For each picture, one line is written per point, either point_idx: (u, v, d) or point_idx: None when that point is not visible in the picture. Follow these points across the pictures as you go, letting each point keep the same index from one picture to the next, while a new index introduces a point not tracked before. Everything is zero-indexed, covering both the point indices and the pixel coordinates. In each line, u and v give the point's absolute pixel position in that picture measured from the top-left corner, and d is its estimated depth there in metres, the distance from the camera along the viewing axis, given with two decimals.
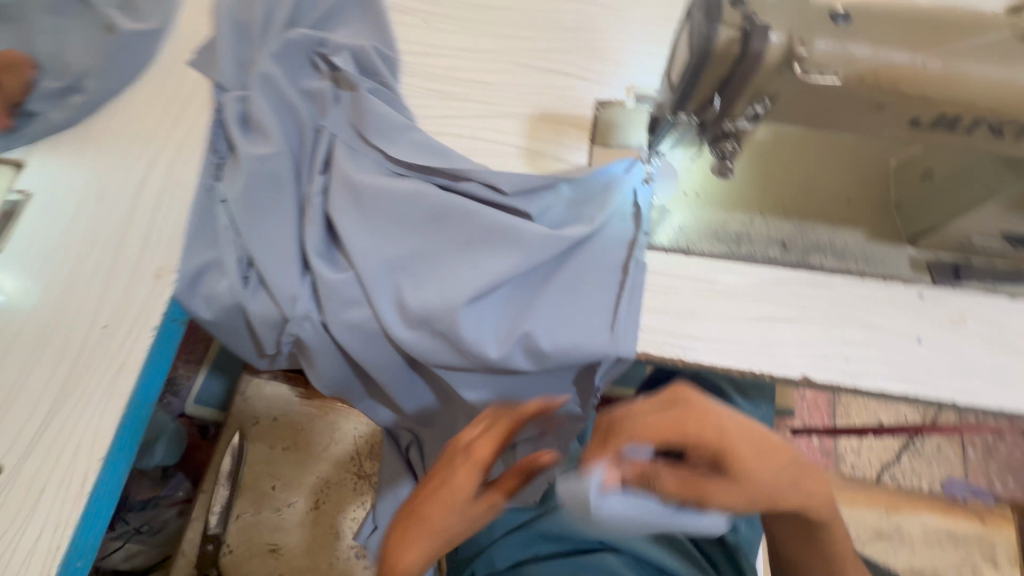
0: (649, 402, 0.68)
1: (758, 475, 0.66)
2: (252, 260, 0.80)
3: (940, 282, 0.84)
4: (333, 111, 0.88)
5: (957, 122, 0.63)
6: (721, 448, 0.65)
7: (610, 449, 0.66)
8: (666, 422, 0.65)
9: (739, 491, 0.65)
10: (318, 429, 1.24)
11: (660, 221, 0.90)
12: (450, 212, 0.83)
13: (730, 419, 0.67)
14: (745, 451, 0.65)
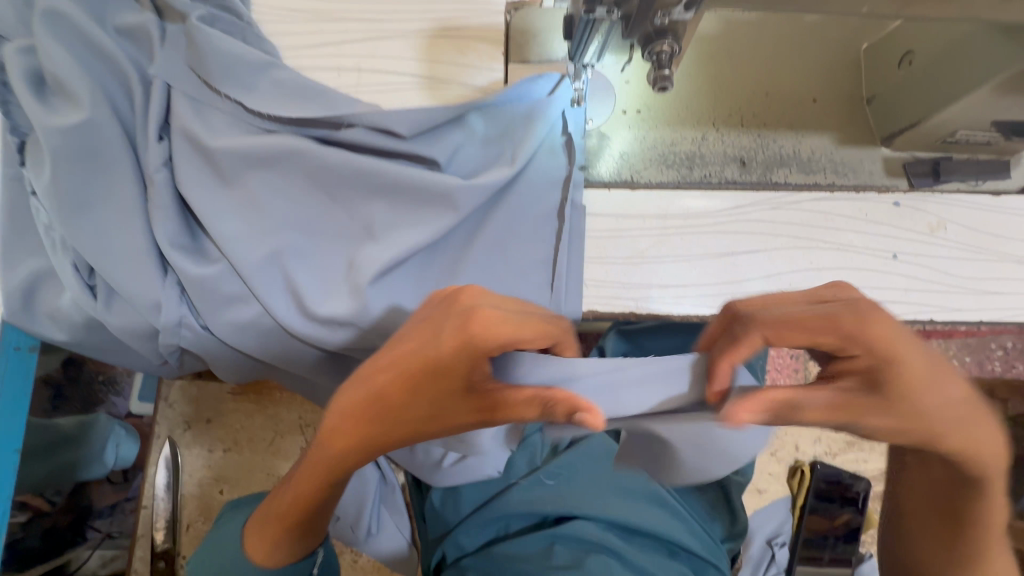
0: (490, 314, 0.45)
1: (925, 398, 0.45)
2: (93, 267, 0.64)
3: (918, 186, 0.73)
4: (163, 55, 0.68)
5: None
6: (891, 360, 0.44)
7: (484, 411, 0.46)
8: (533, 332, 0.45)
9: (902, 417, 0.45)
10: (259, 422, 1.13)
11: (598, 150, 0.74)
12: (336, 169, 0.66)
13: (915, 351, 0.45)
14: (922, 375, 0.44)
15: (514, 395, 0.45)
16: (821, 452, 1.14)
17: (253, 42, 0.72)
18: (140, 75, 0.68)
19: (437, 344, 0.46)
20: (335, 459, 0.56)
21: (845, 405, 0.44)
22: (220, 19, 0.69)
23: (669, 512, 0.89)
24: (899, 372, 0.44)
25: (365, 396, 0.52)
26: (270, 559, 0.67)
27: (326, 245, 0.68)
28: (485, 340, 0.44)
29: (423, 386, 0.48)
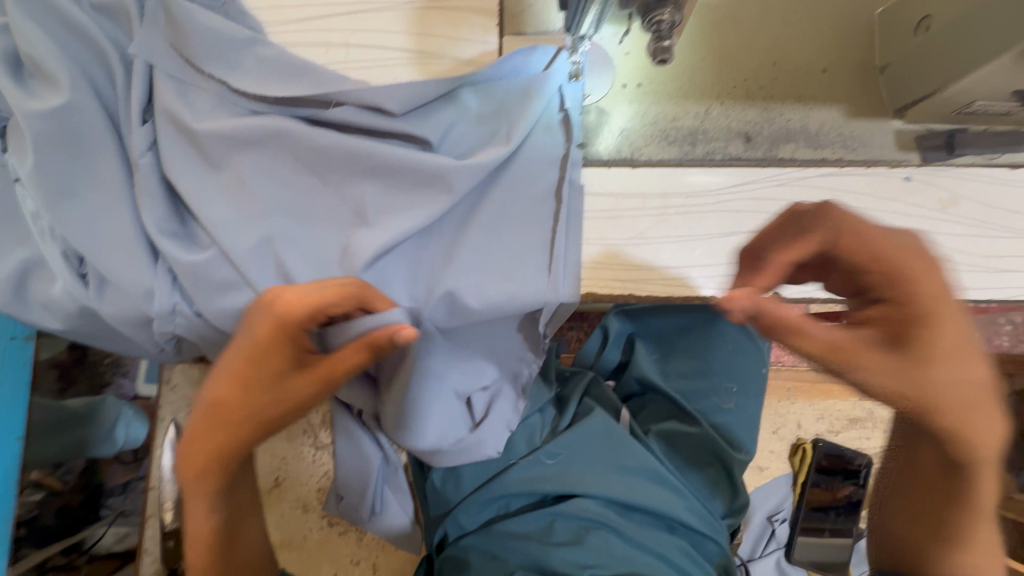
0: (290, 295, 0.55)
1: (943, 373, 0.52)
2: (82, 255, 0.63)
3: (931, 160, 0.70)
4: (141, 32, 0.65)
5: None
6: (931, 306, 0.52)
7: (327, 377, 0.57)
8: (332, 301, 0.55)
9: (905, 376, 0.52)
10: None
11: (597, 126, 0.72)
12: (325, 151, 0.64)
13: (953, 327, 0.52)
14: (946, 348, 0.52)
15: (337, 354, 0.57)
16: (824, 430, 1.14)
17: (235, 17, 0.69)
18: (120, 53, 0.65)
19: (262, 332, 0.55)
20: (213, 469, 0.58)
21: (844, 346, 0.54)
22: None
23: (669, 491, 0.90)
24: (940, 334, 0.52)
25: (214, 402, 0.57)
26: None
27: (317, 230, 0.66)
28: (297, 313, 0.54)
29: (257, 379, 0.56)
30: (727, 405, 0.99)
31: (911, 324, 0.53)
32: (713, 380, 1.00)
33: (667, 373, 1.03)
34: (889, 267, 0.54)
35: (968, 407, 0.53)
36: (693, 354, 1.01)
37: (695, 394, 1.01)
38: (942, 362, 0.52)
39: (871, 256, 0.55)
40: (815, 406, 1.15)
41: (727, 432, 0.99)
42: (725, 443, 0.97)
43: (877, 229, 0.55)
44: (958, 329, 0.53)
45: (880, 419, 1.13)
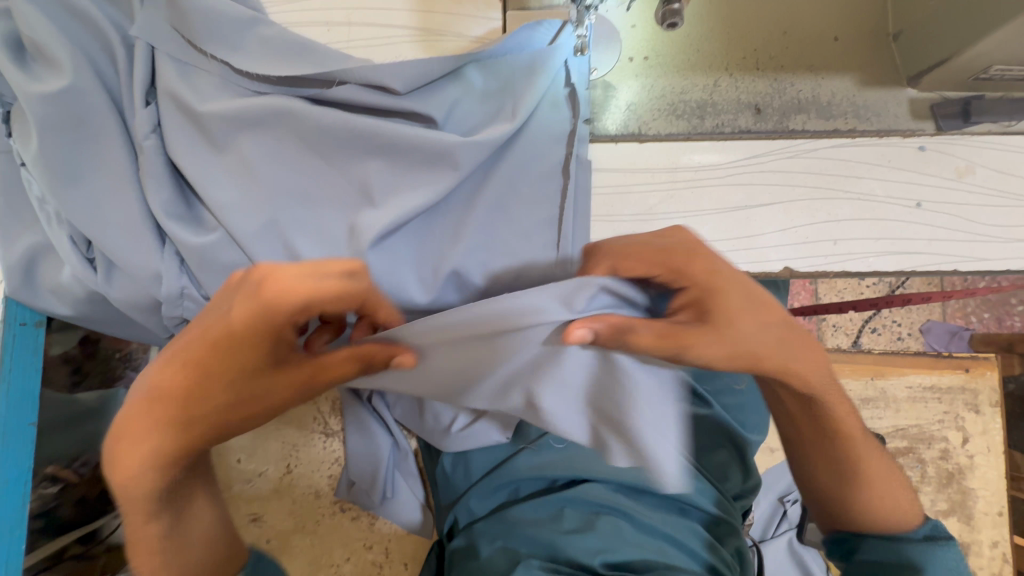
0: (282, 278, 0.48)
1: (753, 329, 0.50)
2: (90, 239, 0.63)
3: (946, 128, 0.69)
4: (144, 15, 0.65)
5: None
6: (709, 285, 0.50)
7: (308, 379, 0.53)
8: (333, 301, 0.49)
9: (727, 341, 0.48)
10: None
11: (603, 102, 0.70)
12: (329, 130, 0.64)
13: (739, 289, 0.51)
14: (733, 304, 0.50)
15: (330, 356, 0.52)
16: None
17: None
18: (122, 36, 0.65)
19: (258, 321, 0.48)
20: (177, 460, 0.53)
21: (675, 328, 0.47)
22: None
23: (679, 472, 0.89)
24: (722, 299, 0.50)
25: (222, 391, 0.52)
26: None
27: (323, 211, 0.66)
28: (290, 304, 0.48)
29: (247, 376, 0.52)
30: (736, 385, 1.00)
31: (706, 299, 0.50)
32: None
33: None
34: (678, 268, 0.51)
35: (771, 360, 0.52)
36: None
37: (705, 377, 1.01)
38: (718, 328, 0.48)
39: (672, 261, 0.51)
40: None
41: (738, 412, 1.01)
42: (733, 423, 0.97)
43: (648, 247, 0.52)
44: (735, 305, 0.50)
45: (892, 398, 1.12)
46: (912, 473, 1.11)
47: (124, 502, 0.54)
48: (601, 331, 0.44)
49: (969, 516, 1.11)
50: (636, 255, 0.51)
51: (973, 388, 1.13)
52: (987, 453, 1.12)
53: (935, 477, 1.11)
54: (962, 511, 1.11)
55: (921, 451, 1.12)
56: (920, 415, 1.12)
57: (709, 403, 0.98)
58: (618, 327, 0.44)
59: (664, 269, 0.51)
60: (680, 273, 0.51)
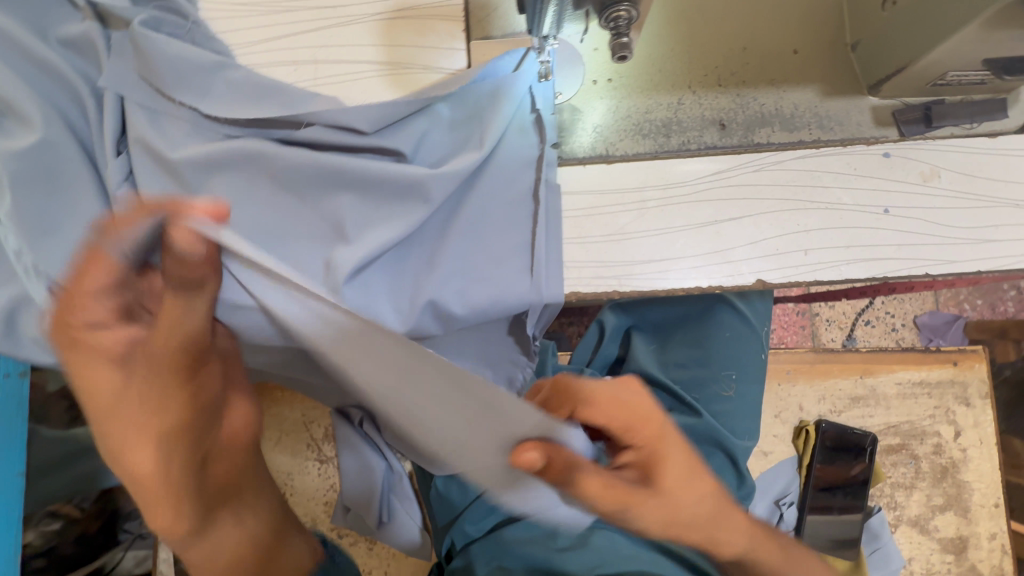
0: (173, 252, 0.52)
1: (689, 507, 0.60)
2: (69, 291, 0.64)
3: (910, 134, 0.69)
4: (110, 64, 0.65)
5: None
6: (654, 450, 0.60)
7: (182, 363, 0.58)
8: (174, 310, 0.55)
9: (660, 509, 0.58)
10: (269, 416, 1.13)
11: (570, 125, 0.71)
12: (299, 170, 0.65)
13: (678, 457, 0.60)
14: (677, 476, 0.60)
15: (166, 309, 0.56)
16: (826, 411, 1.13)
17: (202, 42, 0.70)
18: (92, 89, 0.66)
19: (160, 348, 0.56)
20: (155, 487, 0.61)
21: (622, 488, 0.56)
22: (163, 21, 0.67)
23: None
24: (665, 467, 0.60)
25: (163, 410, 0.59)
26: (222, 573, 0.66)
27: (296, 249, 0.66)
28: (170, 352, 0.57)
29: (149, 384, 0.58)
30: (725, 393, 1.00)
31: (652, 466, 0.60)
32: (712, 367, 1.00)
33: (666, 365, 1.04)
34: (631, 425, 0.60)
35: (710, 525, 0.63)
36: (691, 342, 1.02)
37: (694, 386, 1.01)
38: (658, 497, 0.58)
39: (629, 422, 0.59)
40: (816, 386, 1.14)
41: (729, 420, 1.00)
42: (722, 431, 0.97)
43: (620, 394, 0.60)
44: (672, 463, 0.60)
45: (883, 395, 1.12)
46: (907, 469, 1.12)
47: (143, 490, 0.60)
48: (553, 459, 0.48)
49: (966, 510, 1.11)
50: (602, 409, 0.59)
51: (962, 381, 1.13)
52: (980, 445, 1.12)
53: (929, 472, 1.11)
54: (958, 505, 1.11)
55: (914, 447, 1.12)
56: (911, 411, 1.13)
57: (698, 412, 0.98)
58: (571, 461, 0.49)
59: (620, 426, 0.59)
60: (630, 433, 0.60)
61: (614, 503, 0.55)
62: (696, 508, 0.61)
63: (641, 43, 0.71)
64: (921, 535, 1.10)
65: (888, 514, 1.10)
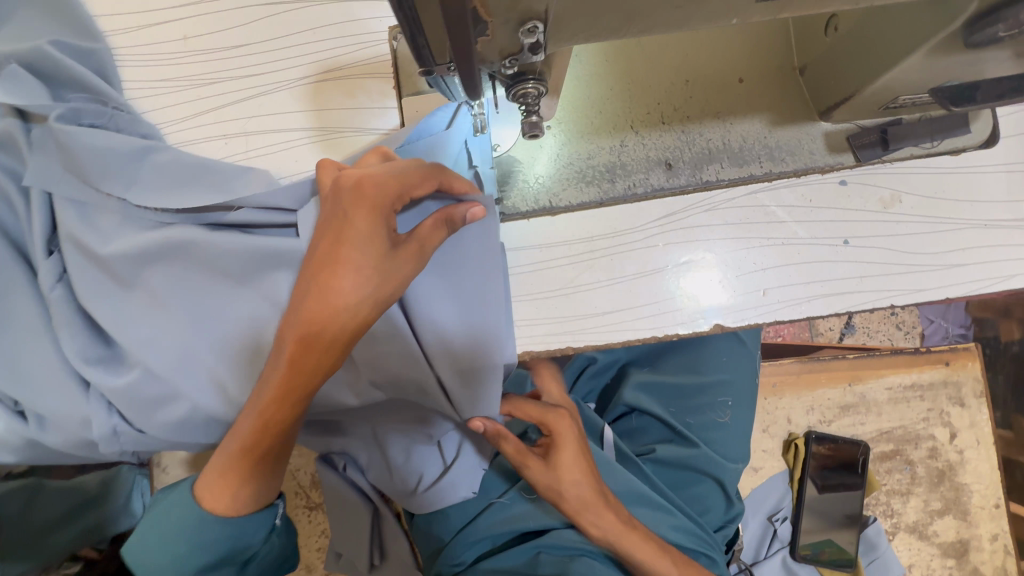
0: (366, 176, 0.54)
1: (572, 485, 0.71)
2: (17, 398, 0.65)
3: (865, 159, 0.66)
4: (34, 161, 0.63)
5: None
6: (555, 437, 0.72)
7: (350, 245, 0.54)
8: (417, 179, 0.55)
9: (550, 479, 0.71)
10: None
11: (511, 177, 0.69)
12: (231, 256, 0.63)
13: (573, 448, 0.71)
14: (570, 459, 0.71)
15: (348, 236, 0.54)
16: (815, 422, 1.10)
17: (126, 126, 0.68)
18: (19, 186, 0.65)
19: (318, 240, 0.56)
20: (298, 401, 0.59)
21: (526, 455, 0.71)
22: (83, 112, 0.64)
23: (656, 510, 0.90)
24: (560, 454, 0.71)
25: (317, 303, 0.54)
26: (237, 506, 0.64)
27: (237, 334, 0.65)
28: (387, 190, 0.53)
29: (342, 253, 0.54)
30: (722, 419, 0.98)
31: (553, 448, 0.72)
32: (708, 395, 0.99)
33: (656, 391, 1.00)
34: (544, 420, 0.72)
35: (585, 513, 0.72)
36: (683, 367, 0.99)
37: (688, 411, 0.99)
38: (547, 469, 0.71)
39: (542, 418, 0.72)
40: (804, 397, 1.11)
41: (720, 446, 0.99)
42: (717, 460, 0.97)
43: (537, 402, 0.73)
44: (566, 453, 0.71)
45: (873, 402, 1.10)
46: (902, 475, 1.09)
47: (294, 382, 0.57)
48: (491, 429, 0.68)
49: (965, 512, 1.09)
50: (522, 409, 0.73)
51: (955, 381, 1.10)
52: (976, 446, 1.10)
53: (926, 477, 1.09)
54: (957, 508, 1.09)
55: (908, 452, 1.09)
56: (903, 416, 1.10)
57: (692, 443, 0.97)
58: (501, 431, 0.68)
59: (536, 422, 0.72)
60: (544, 425, 0.72)
61: (514, 457, 0.71)
62: (580, 487, 0.71)
63: (578, 85, 0.69)
64: (920, 541, 1.08)
65: (885, 523, 1.09)
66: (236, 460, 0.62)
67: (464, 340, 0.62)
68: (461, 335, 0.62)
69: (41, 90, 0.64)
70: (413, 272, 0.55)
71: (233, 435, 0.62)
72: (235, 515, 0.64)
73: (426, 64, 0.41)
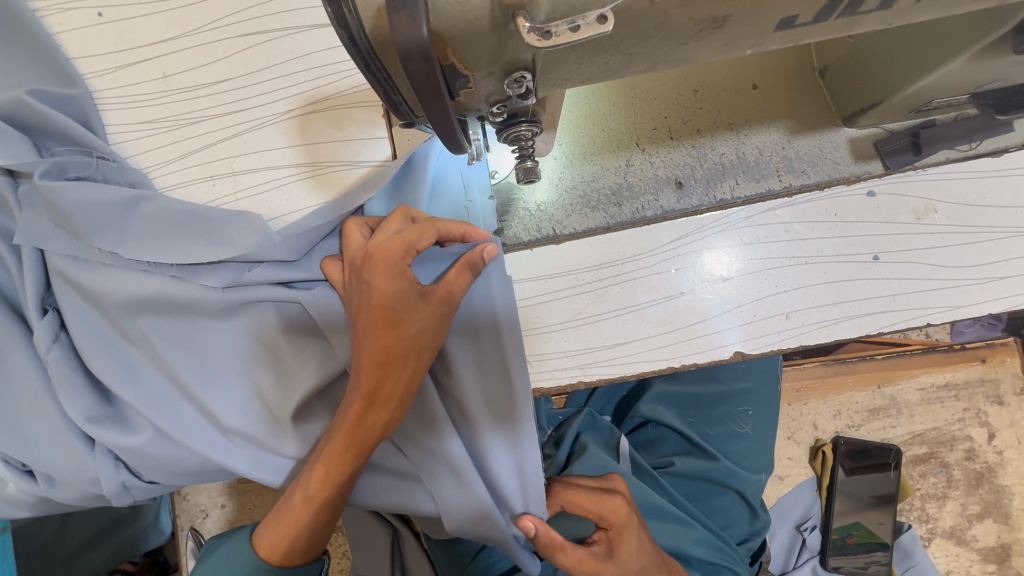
0: (378, 243, 0.51)
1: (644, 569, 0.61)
2: (25, 460, 0.65)
3: (895, 166, 0.62)
4: (23, 219, 0.61)
5: (860, 20, 0.33)
6: (618, 529, 0.60)
7: (385, 309, 0.50)
8: (416, 231, 0.51)
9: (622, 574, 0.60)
10: (268, 499, 1.02)
11: (510, 206, 0.66)
12: (224, 303, 0.62)
13: (637, 532, 0.61)
14: (636, 542, 0.61)
15: (373, 302, 0.51)
16: (843, 426, 1.05)
17: (113, 174, 0.66)
18: (10, 245, 0.64)
19: (352, 315, 0.53)
20: (359, 455, 0.54)
21: (588, 560, 0.59)
22: (67, 164, 0.63)
23: (675, 525, 0.85)
24: (625, 542, 0.60)
25: (371, 361, 0.52)
26: (296, 555, 0.56)
27: (238, 382, 0.64)
28: (395, 247, 0.50)
29: (373, 314, 0.51)
30: (743, 430, 0.92)
31: (615, 540, 0.61)
32: (728, 405, 0.92)
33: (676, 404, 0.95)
34: (601, 513, 0.60)
35: None
36: (702, 376, 0.94)
37: (706, 421, 0.93)
38: (616, 570, 0.59)
39: (600, 510, 0.61)
40: (830, 402, 1.06)
41: (743, 457, 0.92)
42: (739, 473, 0.91)
43: (586, 493, 0.61)
44: (631, 541, 0.60)
45: (903, 405, 1.04)
46: (937, 479, 1.05)
47: (359, 443, 0.53)
48: (542, 536, 0.58)
49: (1006, 515, 1.05)
50: (576, 502, 0.61)
51: (993, 378, 1.04)
52: (1017, 445, 1.04)
53: (963, 480, 1.05)
54: (997, 511, 1.05)
55: (944, 455, 1.05)
56: (937, 417, 1.05)
57: (712, 456, 0.91)
58: (555, 542, 0.58)
59: (593, 515, 0.60)
60: (602, 519, 0.60)
61: (576, 569, 0.58)
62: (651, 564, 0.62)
63: (575, 102, 0.65)
64: (958, 546, 1.04)
65: (920, 528, 1.05)
66: (299, 510, 0.55)
67: (489, 388, 0.61)
68: (480, 387, 0.61)
69: (23, 143, 0.62)
70: (445, 316, 0.53)
71: (297, 485, 0.57)
72: (292, 567, 0.56)
73: (406, 118, 0.37)
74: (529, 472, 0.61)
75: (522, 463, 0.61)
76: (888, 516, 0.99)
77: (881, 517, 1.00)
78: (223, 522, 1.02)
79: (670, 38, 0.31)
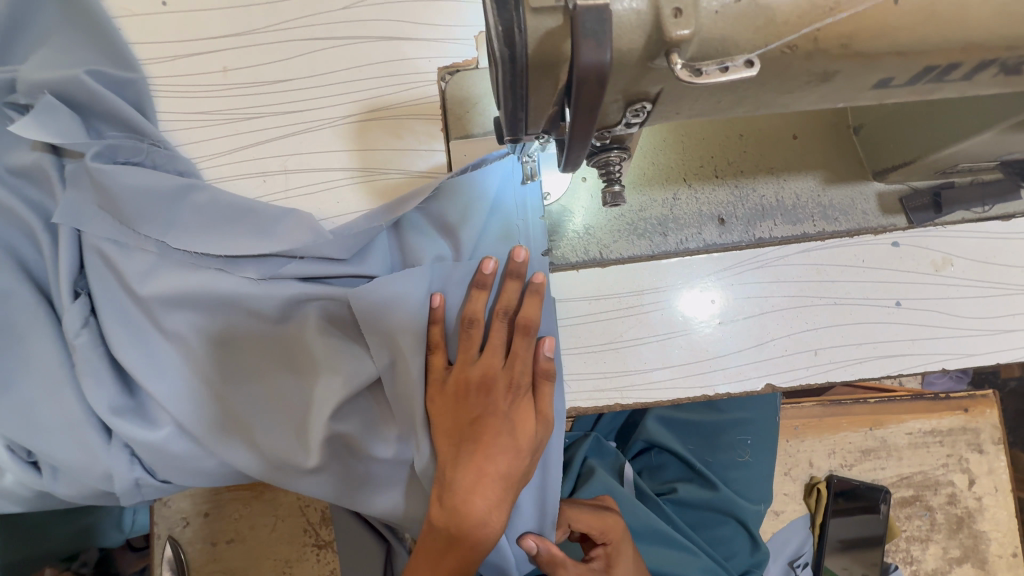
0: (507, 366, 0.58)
1: None
2: (31, 449, 0.61)
3: (918, 222, 0.67)
4: (66, 197, 0.60)
5: (938, 89, 0.37)
6: (614, 544, 0.66)
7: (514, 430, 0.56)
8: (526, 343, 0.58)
9: None
10: (258, 509, 0.98)
11: (559, 228, 0.68)
12: (268, 302, 0.61)
13: (630, 550, 0.68)
14: (630, 558, 0.67)
15: (506, 425, 0.56)
16: (837, 465, 1.09)
17: (163, 162, 0.65)
18: (46, 223, 0.61)
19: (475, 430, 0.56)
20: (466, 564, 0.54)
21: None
22: (119, 148, 0.62)
23: (681, 553, 0.86)
24: (621, 558, 0.66)
25: (497, 477, 0.54)
26: None
27: (273, 382, 0.63)
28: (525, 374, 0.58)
29: (505, 436, 0.56)
30: (744, 458, 0.93)
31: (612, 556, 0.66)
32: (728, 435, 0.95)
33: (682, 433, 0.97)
34: (603, 529, 0.66)
35: None
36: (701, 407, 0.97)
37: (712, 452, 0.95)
38: None
39: (602, 526, 0.67)
40: (825, 441, 1.10)
41: (745, 488, 0.94)
42: (744, 504, 0.92)
43: (588, 511, 0.67)
44: (627, 556, 0.67)
45: (894, 447, 1.09)
46: (921, 521, 1.09)
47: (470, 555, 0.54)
48: (545, 554, 0.60)
49: (982, 560, 1.10)
50: (580, 521, 0.66)
51: (975, 428, 1.11)
52: (994, 493, 1.10)
53: (945, 523, 1.09)
54: (974, 556, 1.09)
55: (928, 499, 1.09)
56: (924, 461, 1.09)
57: (716, 485, 0.92)
58: (556, 558, 0.60)
59: (596, 531, 0.66)
60: (604, 534, 0.66)
61: None
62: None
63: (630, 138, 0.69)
64: None
65: (905, 569, 1.08)
66: None
67: None
68: None
69: (76, 123, 0.61)
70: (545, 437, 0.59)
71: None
72: None
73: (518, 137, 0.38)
74: (550, 502, 0.62)
75: (542, 495, 0.63)
76: (852, 561, 1.05)
77: (844, 563, 1.05)
78: (210, 530, 0.97)
79: (783, 86, 0.34)
